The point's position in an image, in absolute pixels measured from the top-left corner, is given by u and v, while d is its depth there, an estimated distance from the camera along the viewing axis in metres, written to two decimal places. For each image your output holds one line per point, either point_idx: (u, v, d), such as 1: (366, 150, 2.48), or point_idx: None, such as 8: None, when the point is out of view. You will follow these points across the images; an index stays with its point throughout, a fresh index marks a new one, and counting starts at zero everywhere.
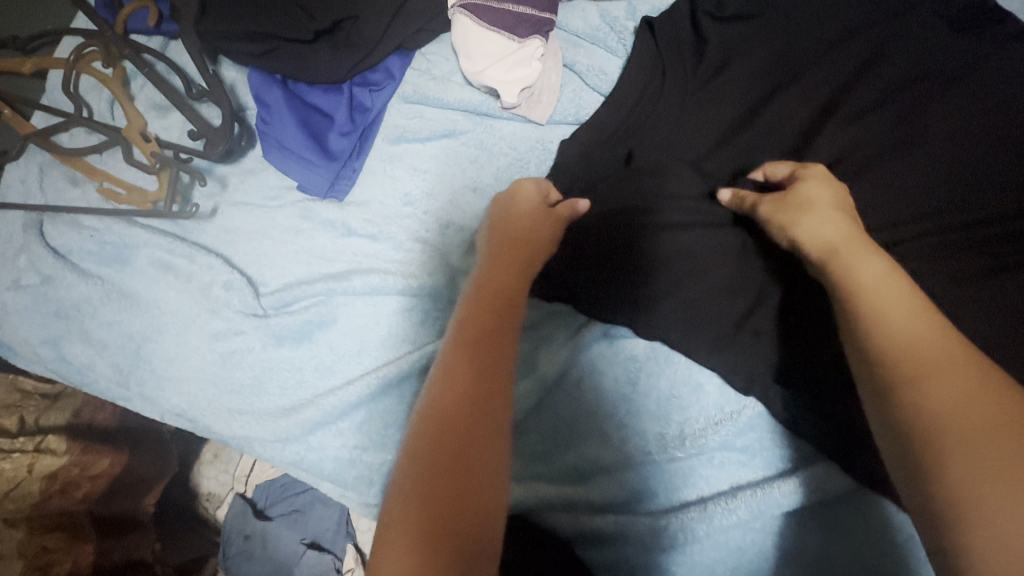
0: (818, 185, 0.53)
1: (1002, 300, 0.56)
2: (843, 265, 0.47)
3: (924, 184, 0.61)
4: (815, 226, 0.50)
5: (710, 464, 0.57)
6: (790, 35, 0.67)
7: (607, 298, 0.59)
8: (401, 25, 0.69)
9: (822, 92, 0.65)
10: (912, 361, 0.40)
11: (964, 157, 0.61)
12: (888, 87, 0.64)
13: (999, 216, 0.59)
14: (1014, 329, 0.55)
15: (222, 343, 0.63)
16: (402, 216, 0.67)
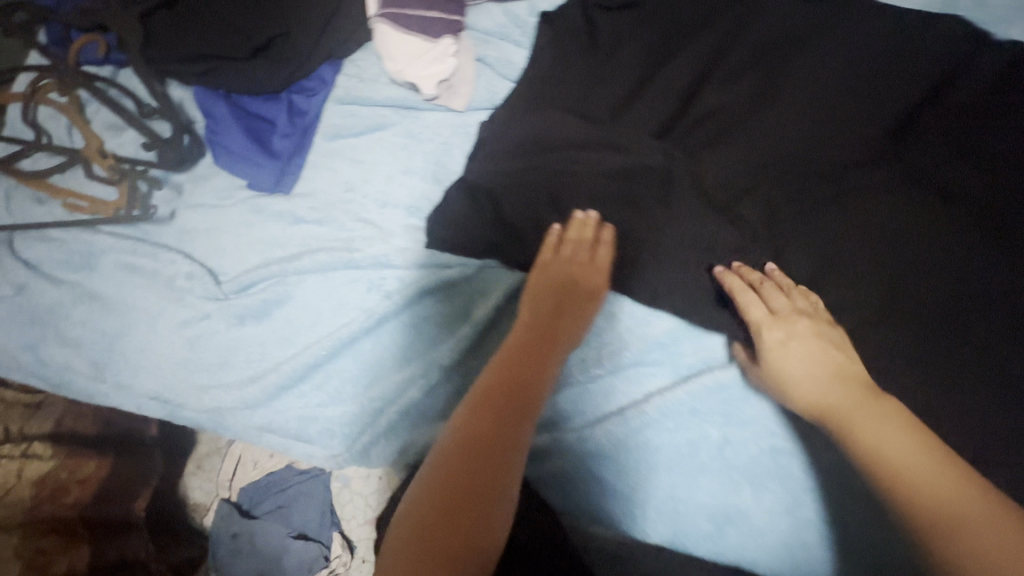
0: (806, 351, 0.57)
1: (849, 223, 0.67)
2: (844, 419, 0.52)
3: (793, 127, 0.71)
4: (815, 383, 0.55)
5: (626, 379, 0.66)
6: (667, 17, 0.78)
7: (527, 248, 0.69)
8: (329, 36, 0.79)
9: (699, 60, 0.75)
10: (922, 487, 0.45)
11: (822, 102, 0.71)
12: (751, 52, 0.75)
13: (849, 149, 0.70)
14: (859, 241, 0.66)
15: (189, 329, 0.70)
16: (344, 201, 0.75)
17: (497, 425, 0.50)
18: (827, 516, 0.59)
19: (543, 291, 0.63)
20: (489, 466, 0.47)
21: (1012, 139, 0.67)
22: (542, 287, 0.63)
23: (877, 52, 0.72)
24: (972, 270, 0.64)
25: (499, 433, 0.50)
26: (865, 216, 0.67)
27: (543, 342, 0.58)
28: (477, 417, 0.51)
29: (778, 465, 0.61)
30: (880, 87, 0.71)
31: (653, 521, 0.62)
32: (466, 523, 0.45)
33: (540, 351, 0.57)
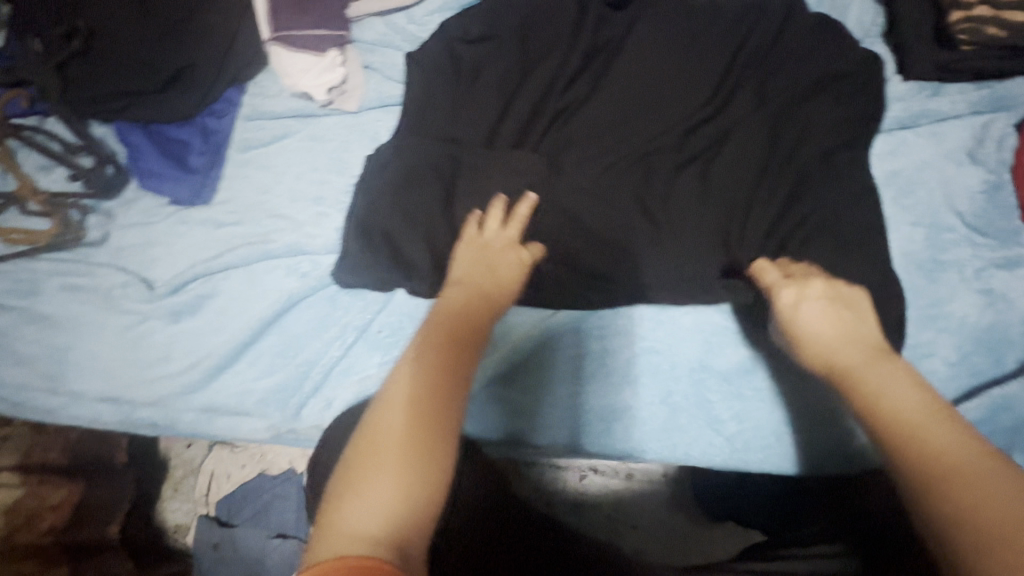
0: (822, 318, 0.57)
1: (696, 155, 0.78)
2: (857, 376, 0.49)
3: (641, 82, 0.82)
4: (830, 343, 0.54)
5: (516, 312, 0.75)
6: (532, 11, 0.89)
7: (419, 213, 0.77)
8: (229, 63, 0.89)
9: (562, 40, 0.87)
10: (928, 447, 0.42)
11: (661, 58, 0.83)
12: (598, 37, 0.87)
13: (689, 89, 0.80)
14: (703, 163, 0.77)
15: (132, 332, 0.78)
16: (260, 202, 0.84)
17: (441, 393, 0.47)
18: (692, 396, 0.70)
19: (480, 278, 0.63)
20: (434, 432, 0.45)
21: (817, 60, 0.79)
22: (476, 259, 0.66)
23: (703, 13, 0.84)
24: (801, 176, 0.74)
25: (442, 399, 0.47)
26: (706, 145, 0.78)
27: (473, 313, 0.58)
28: (419, 384, 0.47)
29: (649, 362, 0.72)
30: (704, 37, 0.83)
31: (553, 428, 0.71)
32: (415, 492, 0.42)
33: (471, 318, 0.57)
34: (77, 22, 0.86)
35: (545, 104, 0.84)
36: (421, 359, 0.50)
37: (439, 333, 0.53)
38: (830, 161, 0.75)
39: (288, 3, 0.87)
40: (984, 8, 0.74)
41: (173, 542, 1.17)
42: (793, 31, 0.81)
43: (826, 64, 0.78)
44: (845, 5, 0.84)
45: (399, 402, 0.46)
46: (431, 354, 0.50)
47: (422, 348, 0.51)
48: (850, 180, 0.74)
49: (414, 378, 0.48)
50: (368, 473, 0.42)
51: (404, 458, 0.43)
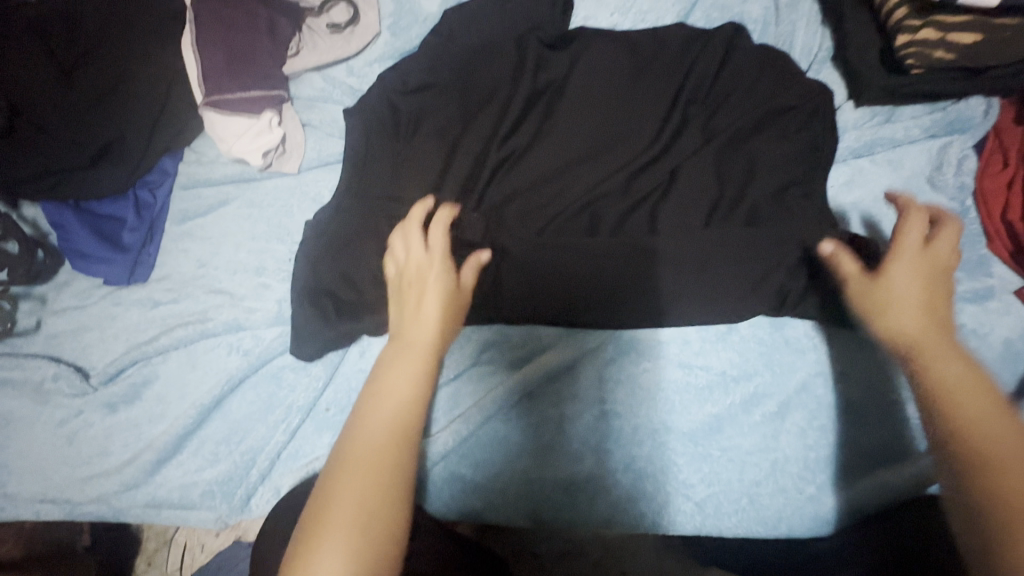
0: (911, 290, 0.55)
1: (642, 200, 0.74)
2: (926, 356, 0.50)
3: (586, 123, 0.79)
4: (913, 305, 0.54)
5: (468, 379, 0.72)
6: (470, 59, 0.88)
7: (369, 278, 0.72)
8: (161, 133, 0.87)
9: (502, 87, 0.85)
10: (991, 442, 0.44)
11: (604, 98, 0.80)
12: (538, 80, 0.84)
13: (635, 128, 0.77)
14: (655, 206, 0.74)
15: (66, 427, 0.74)
16: (197, 276, 0.81)
17: (388, 456, 0.48)
18: (655, 460, 0.66)
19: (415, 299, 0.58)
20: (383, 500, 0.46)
21: (762, 93, 0.76)
22: (411, 282, 0.60)
23: (643, 51, 0.82)
24: (755, 216, 0.71)
25: (390, 461, 0.48)
26: (660, 185, 0.75)
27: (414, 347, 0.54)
28: (365, 451, 0.48)
29: (610, 427, 0.68)
30: (648, 74, 0.80)
31: (512, 504, 0.67)
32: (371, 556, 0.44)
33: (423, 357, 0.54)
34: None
35: (487, 155, 0.81)
36: (374, 426, 0.49)
37: (389, 391, 0.51)
38: (785, 198, 0.71)
39: (220, 65, 0.83)
40: (928, 30, 0.69)
41: None
42: (736, 65, 0.79)
43: (769, 98, 0.75)
44: (789, 33, 0.82)
45: (348, 478, 0.46)
46: (379, 411, 0.50)
47: (371, 412, 0.50)
48: (811, 217, 0.70)
49: (355, 448, 0.48)
50: (321, 546, 0.43)
51: (360, 528, 0.44)
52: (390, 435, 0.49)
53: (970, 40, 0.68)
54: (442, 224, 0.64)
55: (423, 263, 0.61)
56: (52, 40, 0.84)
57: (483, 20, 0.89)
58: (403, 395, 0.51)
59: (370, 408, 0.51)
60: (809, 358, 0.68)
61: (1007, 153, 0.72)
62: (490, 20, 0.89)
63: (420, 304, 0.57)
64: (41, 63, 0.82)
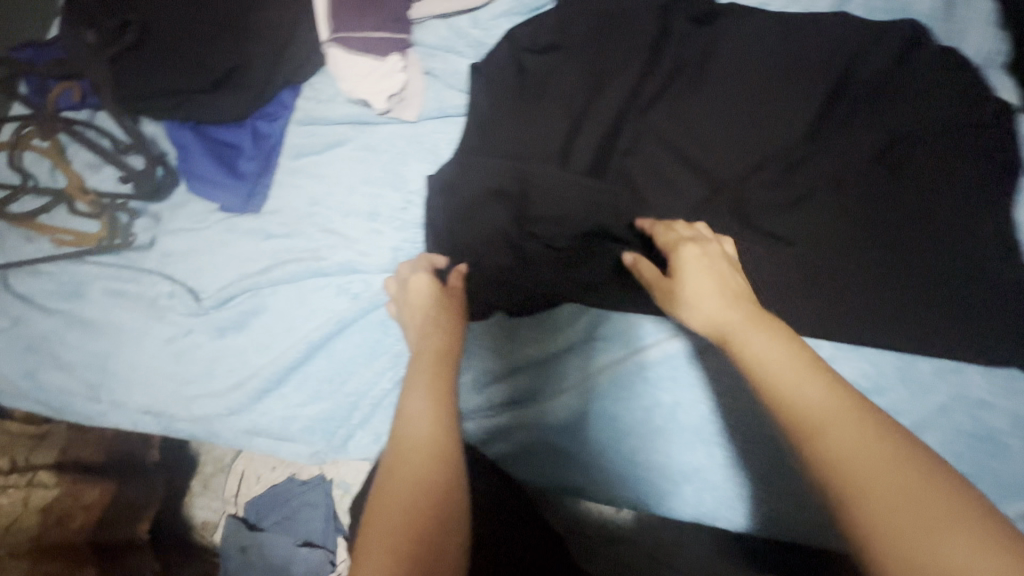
0: (706, 277, 0.56)
1: (794, 193, 0.71)
2: (734, 336, 0.48)
3: (730, 108, 0.76)
4: (711, 305, 0.53)
5: (580, 354, 0.71)
6: (604, 24, 0.84)
7: (510, 247, 0.72)
8: (284, 64, 0.85)
9: (639, 60, 0.81)
10: (804, 398, 0.41)
11: (751, 83, 0.77)
12: (679, 57, 0.81)
13: (791, 118, 0.74)
14: (806, 203, 0.71)
15: (175, 345, 0.75)
16: (310, 214, 0.80)
17: (430, 509, 0.45)
18: (769, 460, 0.65)
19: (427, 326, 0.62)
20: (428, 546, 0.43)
21: (928, 97, 0.72)
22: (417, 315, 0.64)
23: (797, 35, 0.78)
24: (907, 224, 0.68)
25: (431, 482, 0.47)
26: (819, 177, 0.71)
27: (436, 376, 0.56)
28: (399, 490, 0.46)
29: (727, 421, 0.66)
30: (804, 62, 0.77)
31: (620, 484, 0.66)
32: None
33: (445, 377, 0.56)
34: (131, 15, 0.83)
35: (615, 133, 0.79)
36: (406, 451, 0.49)
37: (415, 419, 0.51)
38: (945, 208, 0.67)
39: (350, 2, 0.82)
40: None
41: (202, 542, 1.09)
42: (902, 64, 0.74)
43: (932, 104, 0.71)
44: (961, 32, 0.76)
45: (393, 506, 0.45)
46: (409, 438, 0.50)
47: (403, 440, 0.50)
48: (968, 231, 0.66)
49: (390, 497, 0.46)
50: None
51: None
52: (424, 454, 0.49)
53: None
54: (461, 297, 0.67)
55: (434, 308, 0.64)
56: None
57: None
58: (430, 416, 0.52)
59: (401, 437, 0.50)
60: (951, 383, 0.65)
61: None
62: None
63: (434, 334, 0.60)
64: None
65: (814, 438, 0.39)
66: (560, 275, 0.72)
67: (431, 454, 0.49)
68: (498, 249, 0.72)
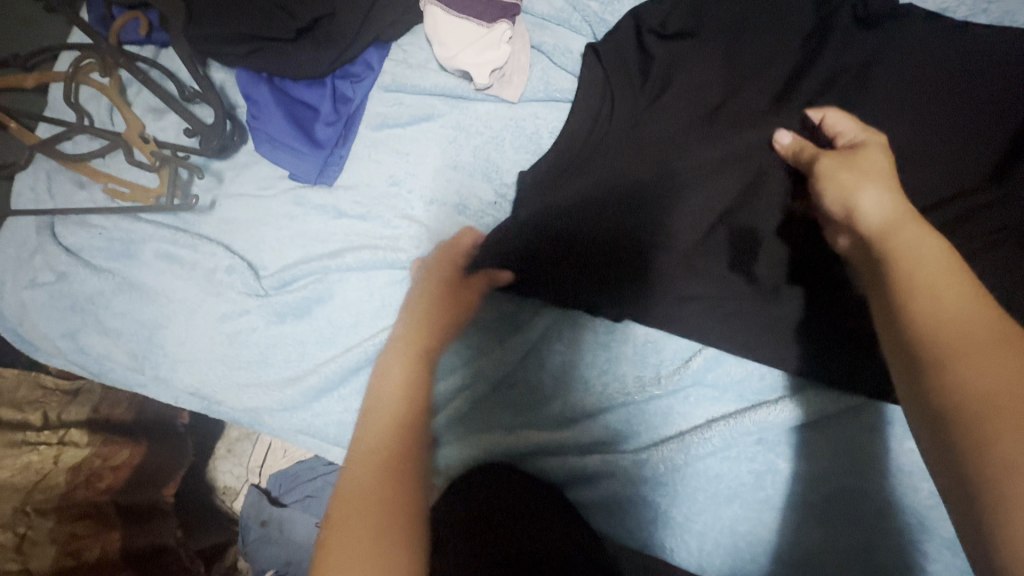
0: (874, 165, 0.51)
1: (963, 249, 0.60)
2: (891, 239, 0.43)
3: (892, 132, 0.65)
4: (868, 197, 0.47)
5: (686, 401, 0.63)
6: (757, 3, 0.70)
7: (619, 272, 0.62)
8: (376, 18, 0.73)
9: (790, 60, 0.69)
10: (940, 294, 0.36)
11: (924, 104, 0.65)
12: (841, 59, 0.67)
13: (963, 161, 0.63)
14: (977, 264, 0.60)
15: (228, 324, 0.68)
16: (389, 196, 0.72)
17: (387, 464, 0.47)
18: (896, 560, 0.56)
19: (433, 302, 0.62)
20: (397, 510, 0.44)
21: None
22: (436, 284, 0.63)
23: (993, 52, 0.65)
24: None
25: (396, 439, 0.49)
26: (995, 234, 0.60)
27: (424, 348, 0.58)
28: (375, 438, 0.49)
29: (852, 507, 0.57)
30: (996, 88, 0.64)
31: (719, 558, 0.59)
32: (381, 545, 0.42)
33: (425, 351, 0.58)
34: None
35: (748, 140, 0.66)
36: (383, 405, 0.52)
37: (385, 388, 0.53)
38: None
39: None
40: None
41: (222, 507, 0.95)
42: None
43: None
44: None
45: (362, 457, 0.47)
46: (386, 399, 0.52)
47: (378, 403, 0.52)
48: None
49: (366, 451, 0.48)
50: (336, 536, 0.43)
51: (365, 520, 0.43)
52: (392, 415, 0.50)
53: None
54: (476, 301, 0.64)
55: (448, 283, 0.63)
56: None
57: None
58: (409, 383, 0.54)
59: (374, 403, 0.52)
60: None
61: None
62: None
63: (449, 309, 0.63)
64: None
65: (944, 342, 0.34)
66: (676, 304, 0.61)
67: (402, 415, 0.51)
68: (605, 271, 0.63)
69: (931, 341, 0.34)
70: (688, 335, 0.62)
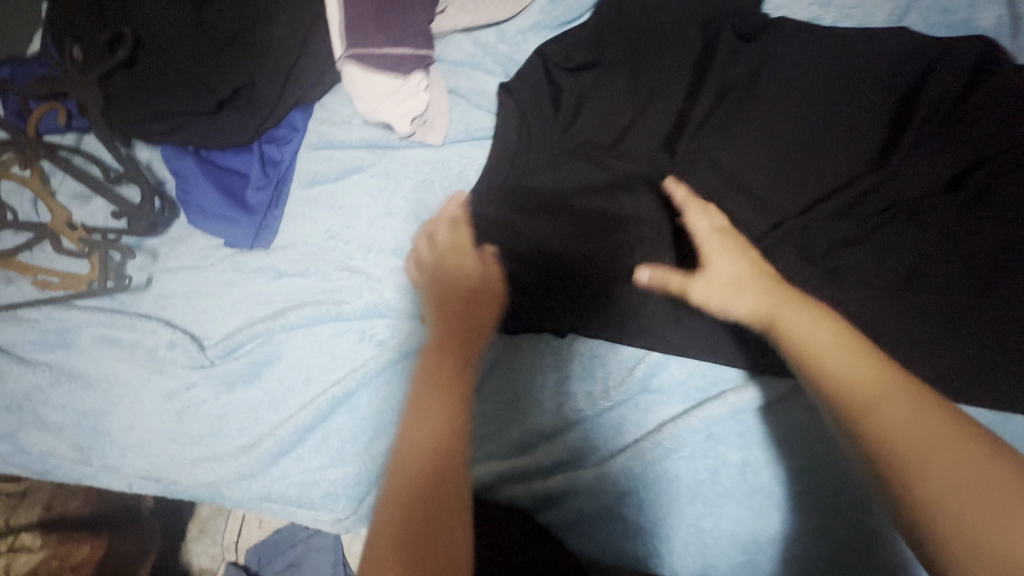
0: (725, 256, 0.54)
1: (861, 231, 0.66)
2: (780, 331, 0.46)
3: (784, 131, 0.71)
4: (729, 296, 0.51)
5: (636, 408, 0.65)
6: (648, 32, 0.76)
7: (553, 291, 0.66)
8: (296, 83, 0.76)
9: (684, 78, 0.74)
10: (833, 363, 0.41)
11: (807, 102, 0.71)
12: (729, 74, 0.74)
13: (850, 149, 0.69)
14: (874, 243, 0.65)
15: (175, 401, 0.67)
16: (327, 250, 0.73)
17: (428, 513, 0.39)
18: (848, 529, 0.58)
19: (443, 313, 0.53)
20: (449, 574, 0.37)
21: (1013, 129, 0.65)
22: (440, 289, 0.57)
23: (857, 53, 0.72)
24: (984, 254, 0.63)
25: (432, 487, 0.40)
26: (889, 212, 0.66)
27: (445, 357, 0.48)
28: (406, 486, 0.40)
29: (804, 486, 0.60)
30: (866, 83, 0.71)
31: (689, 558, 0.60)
32: None
33: (454, 360, 0.48)
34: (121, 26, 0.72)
35: (654, 156, 0.73)
36: (406, 454, 0.42)
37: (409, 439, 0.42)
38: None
39: (368, 16, 0.73)
40: None
41: None
42: (983, 78, 0.68)
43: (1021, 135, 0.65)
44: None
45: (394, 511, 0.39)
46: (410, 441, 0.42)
47: (402, 457, 0.42)
48: None
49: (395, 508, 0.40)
50: None
51: None
52: (421, 458, 0.41)
53: None
54: (497, 286, 0.58)
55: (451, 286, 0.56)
56: None
57: None
58: (438, 409, 0.43)
59: (399, 454, 0.42)
60: None
61: None
62: None
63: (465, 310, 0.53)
64: None
65: (864, 407, 0.38)
66: (607, 313, 0.65)
67: (435, 466, 0.40)
68: (539, 290, 0.66)
69: (848, 401, 0.39)
70: (626, 344, 0.65)
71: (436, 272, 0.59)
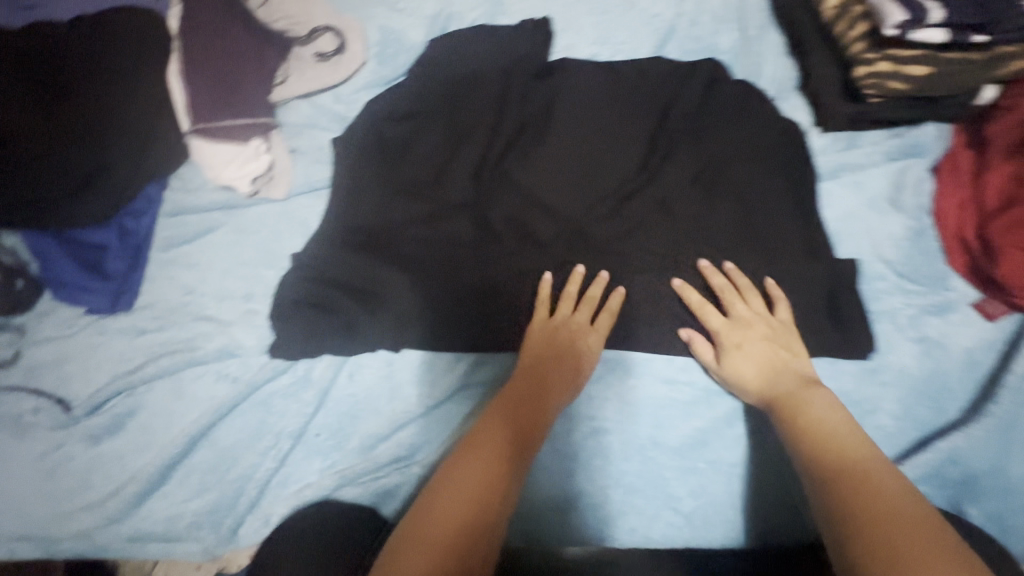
0: (748, 361, 0.66)
1: (632, 224, 0.79)
2: (792, 399, 0.61)
3: (567, 149, 0.83)
4: (780, 369, 0.65)
5: (457, 402, 0.73)
6: (455, 84, 0.90)
7: (373, 307, 0.75)
8: (146, 162, 0.85)
9: (486, 115, 0.87)
10: (855, 452, 0.52)
11: (584, 125, 0.85)
12: (523, 108, 0.87)
13: (620, 159, 0.82)
14: (641, 233, 0.78)
15: (46, 461, 0.73)
16: (184, 303, 0.81)
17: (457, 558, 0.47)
18: (638, 473, 0.69)
19: (519, 403, 0.62)
20: None
21: (737, 134, 0.82)
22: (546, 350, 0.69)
23: (622, 82, 0.87)
24: (727, 232, 0.77)
25: (470, 528, 0.49)
26: (651, 208, 0.79)
27: (527, 414, 0.62)
28: (441, 528, 0.49)
29: (599, 444, 0.69)
30: (631, 105, 0.85)
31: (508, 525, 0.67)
32: None
33: (522, 441, 0.59)
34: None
35: (462, 177, 0.83)
36: (454, 497, 0.51)
37: (460, 484, 0.52)
38: (762, 224, 0.76)
39: (208, 97, 0.85)
40: (886, 63, 0.75)
41: None
42: (712, 95, 0.85)
43: (748, 137, 0.81)
44: (757, 63, 0.89)
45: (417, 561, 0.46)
46: (463, 489, 0.52)
47: (452, 497, 0.51)
48: (777, 246, 0.75)
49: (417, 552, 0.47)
50: None
51: None
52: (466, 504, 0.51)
53: (919, 72, 0.74)
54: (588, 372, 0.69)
55: (558, 350, 0.69)
56: (36, 70, 0.83)
57: (470, 51, 0.92)
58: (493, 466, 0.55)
59: (453, 491, 0.52)
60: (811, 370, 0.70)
61: (960, 175, 0.76)
62: (479, 50, 0.92)
63: (529, 413, 0.62)
64: (28, 89, 0.82)
65: (841, 461, 0.52)
66: (423, 321, 0.75)
67: (481, 500, 0.51)
68: (360, 307, 0.75)
69: (835, 467, 0.52)
70: (444, 347, 0.75)
71: (555, 337, 0.70)
